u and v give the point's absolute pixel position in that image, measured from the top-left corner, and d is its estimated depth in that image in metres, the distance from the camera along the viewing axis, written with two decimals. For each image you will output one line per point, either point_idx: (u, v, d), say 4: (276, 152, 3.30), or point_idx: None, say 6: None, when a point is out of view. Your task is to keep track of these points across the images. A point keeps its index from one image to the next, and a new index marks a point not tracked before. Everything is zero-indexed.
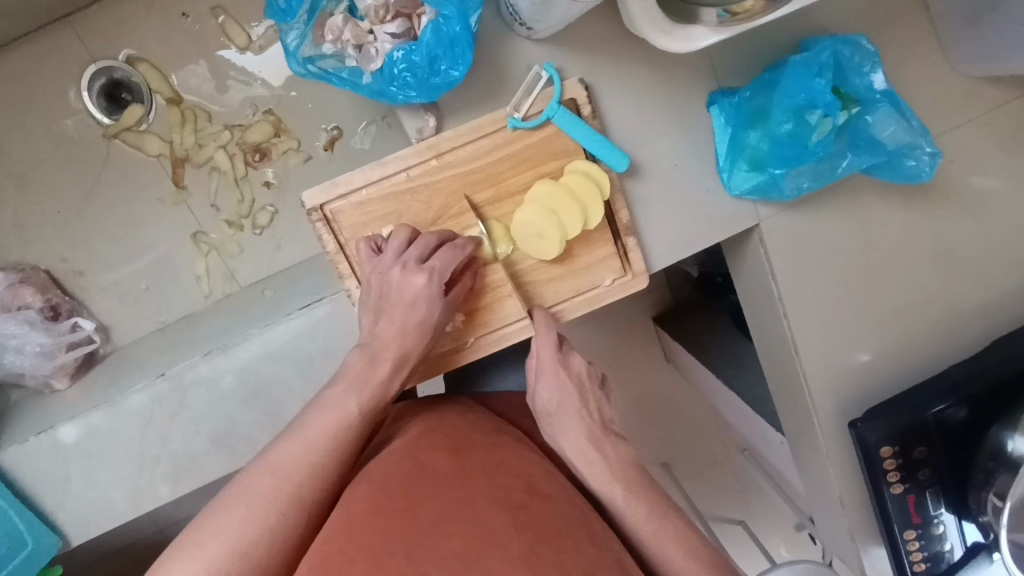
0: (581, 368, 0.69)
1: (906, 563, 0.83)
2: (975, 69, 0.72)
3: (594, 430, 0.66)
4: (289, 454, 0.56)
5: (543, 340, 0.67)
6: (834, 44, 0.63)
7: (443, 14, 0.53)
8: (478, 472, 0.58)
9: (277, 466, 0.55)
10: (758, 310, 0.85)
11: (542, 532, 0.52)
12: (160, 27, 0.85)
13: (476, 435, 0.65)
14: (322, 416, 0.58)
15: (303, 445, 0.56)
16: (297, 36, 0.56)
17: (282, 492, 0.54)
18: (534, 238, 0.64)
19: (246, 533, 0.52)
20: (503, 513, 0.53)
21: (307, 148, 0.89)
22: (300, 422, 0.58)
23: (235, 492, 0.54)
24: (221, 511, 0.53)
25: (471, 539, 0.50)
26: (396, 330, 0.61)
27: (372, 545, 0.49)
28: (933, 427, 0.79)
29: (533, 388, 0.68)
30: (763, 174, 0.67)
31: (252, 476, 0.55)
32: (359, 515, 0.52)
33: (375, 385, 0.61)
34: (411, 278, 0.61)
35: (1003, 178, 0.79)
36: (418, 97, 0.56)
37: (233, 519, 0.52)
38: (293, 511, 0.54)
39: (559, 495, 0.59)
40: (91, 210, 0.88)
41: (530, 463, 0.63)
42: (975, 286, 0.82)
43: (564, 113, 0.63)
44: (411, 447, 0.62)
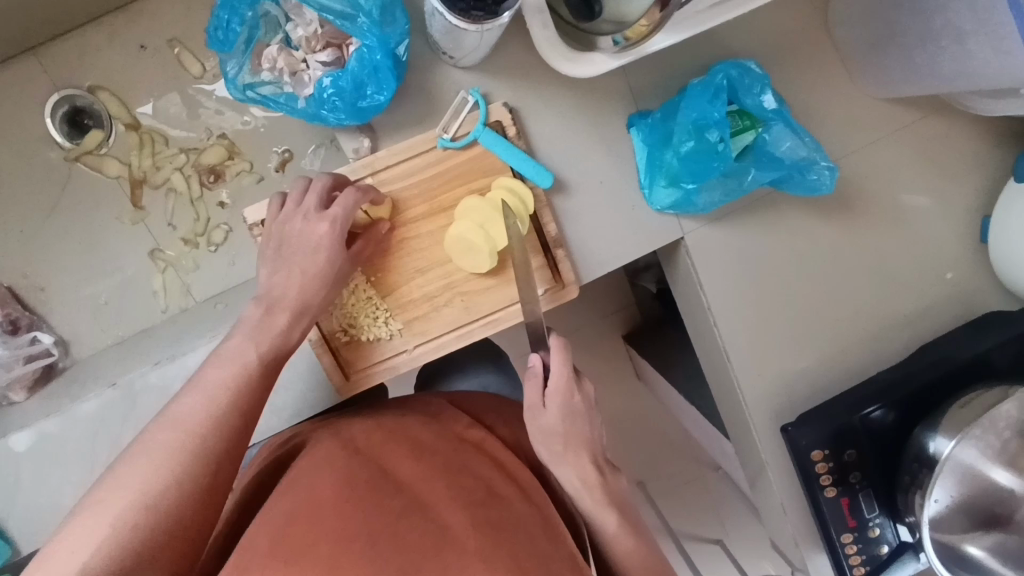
0: (589, 394, 0.71)
1: (846, 567, 0.85)
2: (875, 91, 0.78)
3: (558, 429, 0.67)
4: (192, 405, 0.54)
5: (556, 361, 0.67)
6: (726, 68, 0.69)
7: (365, 45, 0.58)
8: (441, 470, 0.61)
9: (184, 419, 0.53)
10: (694, 320, 0.89)
11: (498, 525, 0.56)
12: (121, 58, 0.91)
13: (441, 432, 0.68)
14: (221, 369, 0.57)
15: (203, 395, 0.55)
16: (236, 65, 0.62)
17: (186, 444, 0.51)
18: (461, 250, 0.69)
19: (155, 489, 0.49)
20: (462, 507, 0.57)
21: (260, 169, 0.93)
22: (199, 377, 0.56)
23: (138, 447, 0.51)
24: (127, 463, 0.50)
25: (429, 533, 0.53)
26: (292, 280, 0.63)
27: (334, 530, 0.52)
28: (862, 431, 0.83)
29: (540, 406, 0.67)
30: (679, 190, 0.71)
31: (159, 429, 0.52)
32: (324, 500, 0.55)
33: (274, 334, 0.61)
34: (312, 228, 0.64)
35: (916, 193, 0.84)
36: (348, 119, 0.61)
37: (139, 472, 0.49)
38: (200, 463, 0.51)
39: (517, 491, 0.63)
40: (54, 229, 0.92)
41: (491, 460, 0.67)
42: (897, 294, 0.86)
43: (489, 133, 0.67)
44: (375, 442, 0.64)
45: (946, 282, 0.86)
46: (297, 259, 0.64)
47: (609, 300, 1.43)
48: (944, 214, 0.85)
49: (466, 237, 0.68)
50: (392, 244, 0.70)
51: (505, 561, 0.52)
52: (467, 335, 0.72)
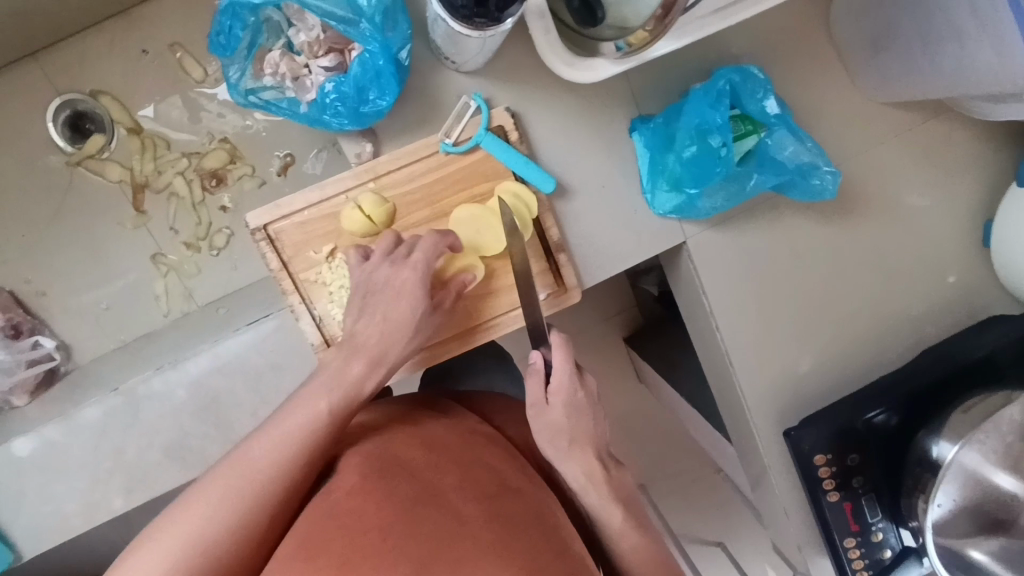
0: (592, 389, 0.69)
1: (849, 572, 0.85)
2: (876, 94, 0.78)
3: (564, 426, 0.67)
4: (284, 432, 0.58)
5: (558, 360, 0.66)
6: (728, 73, 0.68)
7: (368, 50, 0.58)
8: (453, 464, 0.61)
9: (268, 444, 0.58)
10: (696, 323, 0.88)
11: (511, 517, 0.55)
12: (122, 63, 0.91)
13: (453, 429, 0.68)
14: (316, 399, 0.60)
15: (295, 427, 0.58)
16: (239, 70, 0.62)
17: (273, 468, 0.57)
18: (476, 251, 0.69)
19: (240, 505, 0.55)
20: (475, 499, 0.56)
21: (262, 173, 0.93)
22: (295, 402, 0.60)
23: (228, 464, 0.57)
24: (187, 508, 0.55)
25: (441, 524, 0.52)
26: (376, 326, 0.64)
27: (349, 528, 0.52)
28: (865, 434, 0.82)
29: (544, 406, 0.67)
30: (681, 195, 0.71)
31: (247, 451, 0.57)
32: (341, 500, 0.55)
33: (348, 383, 0.61)
34: (398, 273, 0.64)
35: (918, 196, 0.84)
36: (350, 124, 0.61)
37: (199, 515, 0.54)
38: (282, 487, 0.57)
39: (532, 487, 0.62)
40: (56, 234, 0.92)
41: (506, 455, 0.66)
42: (900, 297, 0.86)
43: (491, 138, 0.67)
44: (392, 438, 0.64)
45: (948, 285, 0.86)
46: (383, 304, 0.64)
47: (610, 302, 1.43)
48: (946, 217, 0.85)
49: (486, 233, 0.68)
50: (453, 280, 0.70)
51: (518, 551, 0.51)
52: (471, 339, 0.72)
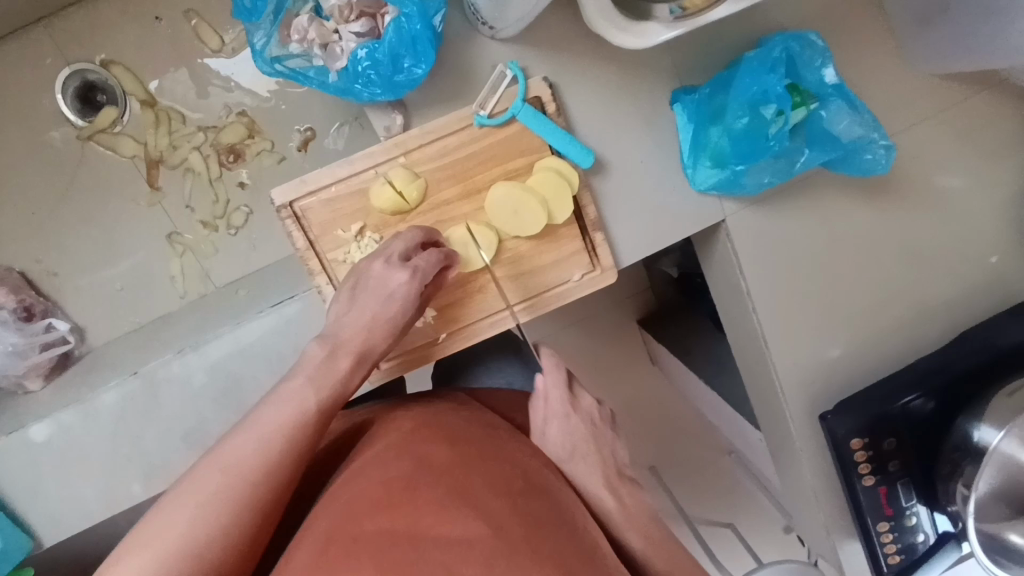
0: (591, 409, 0.71)
1: (881, 556, 0.84)
2: (928, 66, 0.74)
3: (564, 454, 0.68)
4: (241, 449, 0.53)
5: (551, 379, 0.70)
6: (785, 40, 0.66)
7: (404, 13, 0.55)
8: (476, 461, 0.59)
9: (228, 462, 0.53)
10: (729, 305, 0.86)
11: (541, 523, 0.53)
12: (134, 31, 0.86)
13: (470, 427, 0.66)
14: (277, 410, 0.56)
15: (256, 440, 0.54)
16: (264, 36, 0.58)
17: (234, 490, 0.52)
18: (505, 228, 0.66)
19: (239, 497, 0.52)
20: (502, 500, 0.54)
21: (281, 149, 0.90)
22: (254, 417, 0.56)
23: (184, 489, 0.52)
24: (174, 506, 0.50)
25: (474, 522, 0.50)
26: (360, 326, 0.62)
27: (376, 535, 0.49)
28: (902, 418, 0.80)
29: (542, 432, 0.69)
30: (725, 171, 0.68)
31: (202, 471, 0.52)
32: (362, 508, 0.52)
33: (335, 379, 0.59)
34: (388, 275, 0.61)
35: (965, 176, 0.81)
36: (383, 94, 0.58)
37: (185, 516, 0.50)
38: (247, 512, 0.51)
39: (553, 488, 0.61)
40: (66, 212, 0.88)
41: (523, 453, 0.65)
42: (940, 280, 0.83)
43: (528, 110, 0.64)
44: (407, 439, 0.62)
45: (990, 267, 0.84)
46: (372, 307, 0.62)
47: (627, 286, 1.40)
48: (990, 196, 0.82)
49: (525, 213, 0.65)
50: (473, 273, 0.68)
51: (552, 559, 0.49)
52: (503, 321, 0.70)
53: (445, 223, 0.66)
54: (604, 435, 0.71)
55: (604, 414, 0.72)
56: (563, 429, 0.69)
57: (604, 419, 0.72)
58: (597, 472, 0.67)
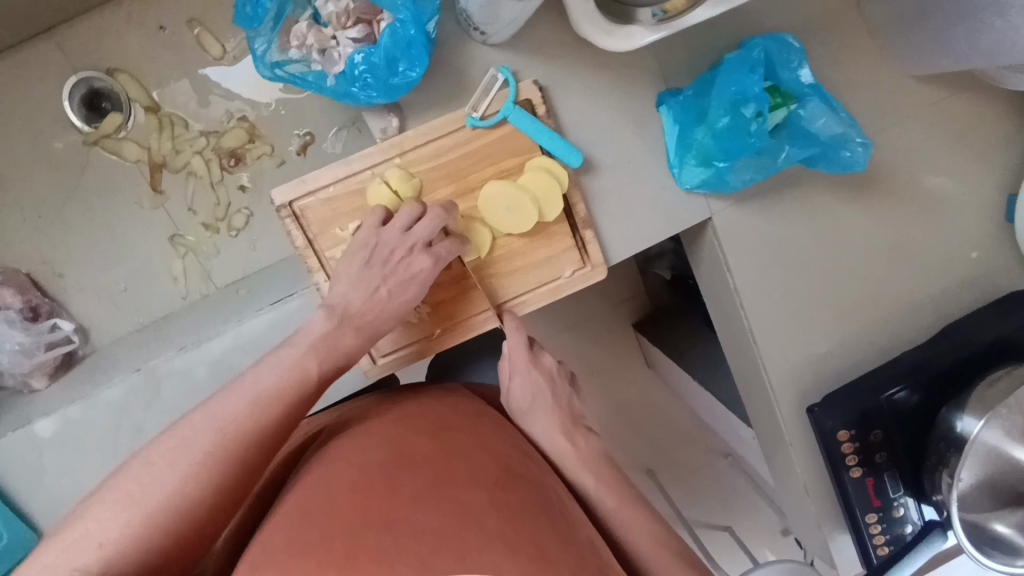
0: (552, 365, 0.73)
1: (871, 548, 0.85)
2: (905, 68, 0.77)
3: (525, 407, 0.70)
4: (234, 409, 0.55)
5: (511, 341, 0.70)
6: (764, 42, 0.69)
7: (399, 19, 0.57)
8: (458, 454, 0.60)
9: (221, 422, 0.54)
10: (718, 302, 0.88)
11: (517, 511, 0.54)
12: (138, 39, 0.89)
13: (456, 419, 0.68)
14: (274, 375, 0.57)
15: (250, 400, 0.56)
16: (265, 42, 0.61)
17: (224, 450, 0.53)
18: (500, 223, 0.68)
19: (227, 450, 0.53)
20: (480, 490, 0.55)
21: (281, 152, 0.93)
22: (249, 377, 0.57)
23: (173, 436, 0.53)
24: (163, 450, 0.53)
25: (449, 514, 0.51)
26: (372, 302, 0.63)
27: (352, 524, 0.50)
28: (888, 412, 0.82)
29: (507, 386, 0.71)
30: (709, 169, 0.71)
31: (195, 426, 0.54)
32: (342, 494, 0.54)
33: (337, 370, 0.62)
34: (418, 260, 0.64)
35: (945, 173, 0.83)
36: (380, 97, 0.60)
37: (172, 461, 0.52)
38: (233, 464, 0.53)
39: (533, 478, 0.62)
40: (71, 216, 0.91)
41: (508, 444, 0.66)
42: (923, 276, 0.85)
43: (519, 112, 0.66)
44: (390, 432, 0.64)
45: (971, 263, 0.86)
46: (391, 285, 0.64)
47: (622, 288, 1.42)
48: (970, 193, 0.84)
49: (519, 212, 0.67)
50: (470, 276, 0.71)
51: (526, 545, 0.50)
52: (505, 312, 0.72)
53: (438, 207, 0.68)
54: (563, 391, 0.73)
55: (564, 372, 0.74)
56: (526, 386, 0.70)
57: (563, 376, 0.73)
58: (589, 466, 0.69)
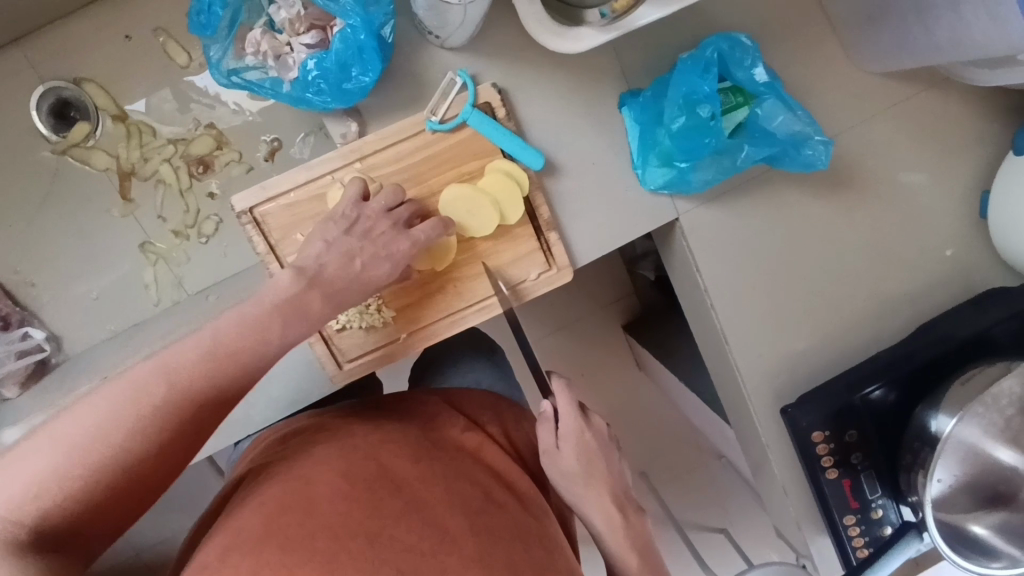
0: (601, 429, 0.70)
1: (849, 549, 0.84)
2: (869, 64, 0.77)
3: (577, 472, 0.66)
4: (188, 361, 0.47)
5: (563, 405, 0.68)
6: (716, 40, 0.68)
7: (349, 25, 0.58)
8: (440, 470, 0.60)
9: (175, 376, 0.46)
10: (691, 303, 0.88)
11: (496, 533, 0.56)
12: (107, 49, 0.89)
13: (434, 433, 0.68)
14: (236, 329, 0.51)
15: (206, 356, 0.48)
16: (220, 49, 0.61)
17: (170, 408, 0.46)
18: (462, 221, 0.68)
19: (173, 411, 0.46)
20: (462, 509, 0.56)
21: (249, 159, 0.93)
22: (205, 329, 0.50)
23: (107, 390, 0.45)
24: (91, 407, 0.44)
25: (431, 534, 0.53)
26: (347, 271, 0.59)
27: (336, 528, 0.51)
28: (863, 411, 0.82)
29: (555, 449, 0.67)
30: (672, 169, 0.70)
31: (140, 377, 0.45)
32: (322, 498, 0.54)
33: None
34: (393, 240, 0.62)
35: (916, 170, 0.83)
36: (335, 102, 0.60)
37: (103, 418, 0.43)
38: (182, 432, 0.46)
39: (511, 498, 0.62)
40: (43, 226, 0.91)
41: (485, 462, 0.67)
42: (897, 274, 0.85)
43: (477, 114, 0.66)
44: (371, 439, 0.63)
45: (945, 260, 0.85)
46: (364, 256, 0.60)
47: (608, 290, 1.41)
48: (943, 189, 0.83)
49: (479, 214, 0.67)
50: (435, 281, 0.71)
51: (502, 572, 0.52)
52: (470, 316, 0.72)
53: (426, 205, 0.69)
54: (613, 456, 0.70)
55: (612, 436, 0.71)
56: (576, 449, 0.67)
57: (611, 440, 0.71)
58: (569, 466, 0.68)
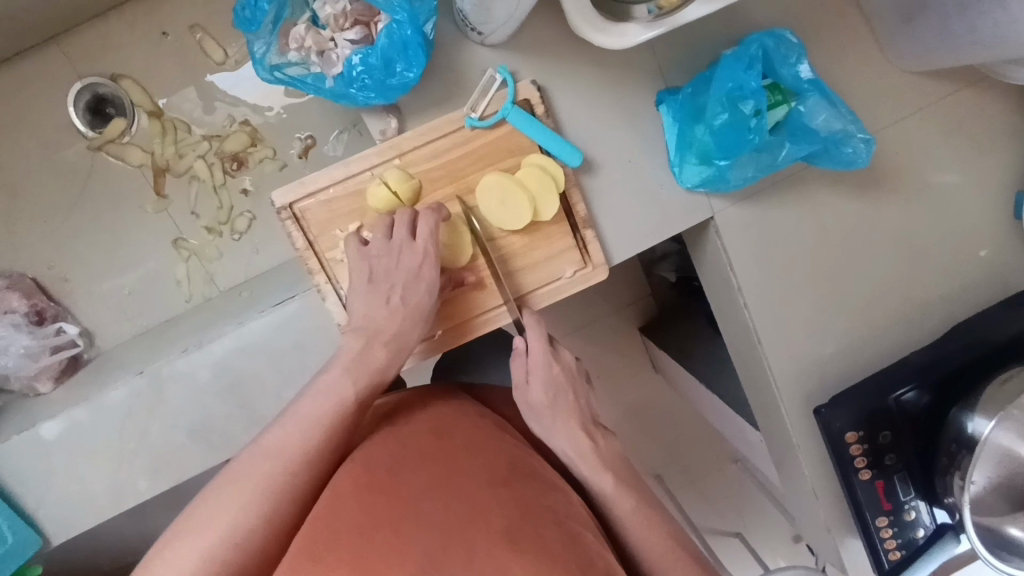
0: (571, 363, 0.70)
1: (881, 552, 0.83)
2: (907, 63, 0.76)
3: (545, 404, 0.67)
4: (284, 441, 0.59)
5: (534, 341, 0.68)
6: (761, 37, 0.68)
7: (395, 20, 0.57)
8: (463, 452, 0.59)
9: (273, 455, 0.58)
10: (722, 302, 0.87)
11: (523, 506, 0.53)
12: (142, 46, 0.90)
13: (461, 418, 0.66)
14: (316, 403, 0.61)
15: (298, 433, 0.59)
16: (264, 45, 0.62)
17: (275, 479, 0.57)
18: (499, 209, 0.67)
19: (276, 484, 0.57)
20: (486, 487, 0.54)
21: (283, 156, 0.93)
22: (293, 408, 0.61)
23: (230, 476, 0.57)
24: (222, 491, 0.56)
25: (455, 512, 0.50)
26: (389, 312, 0.64)
27: (360, 523, 0.50)
28: (897, 413, 0.81)
29: (525, 384, 0.68)
30: (709, 167, 0.70)
31: (248, 462, 0.58)
32: (348, 499, 0.53)
33: (360, 367, 0.63)
34: (410, 257, 0.63)
35: (950, 170, 0.82)
36: (377, 97, 0.61)
37: (232, 498, 0.55)
38: (287, 499, 0.57)
39: (540, 476, 0.60)
40: (77, 222, 0.92)
41: (513, 444, 0.64)
42: (931, 274, 0.84)
43: (517, 111, 0.66)
44: (395, 433, 0.62)
45: (979, 260, 0.85)
46: (399, 289, 0.64)
47: (626, 292, 1.39)
48: (977, 190, 0.83)
49: (512, 204, 0.67)
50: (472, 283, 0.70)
51: (533, 540, 0.48)
52: (499, 317, 0.71)
53: (463, 198, 0.68)
54: (580, 386, 0.70)
55: (581, 369, 0.71)
56: (545, 384, 0.67)
57: (580, 373, 0.71)
58: (604, 444, 0.67)
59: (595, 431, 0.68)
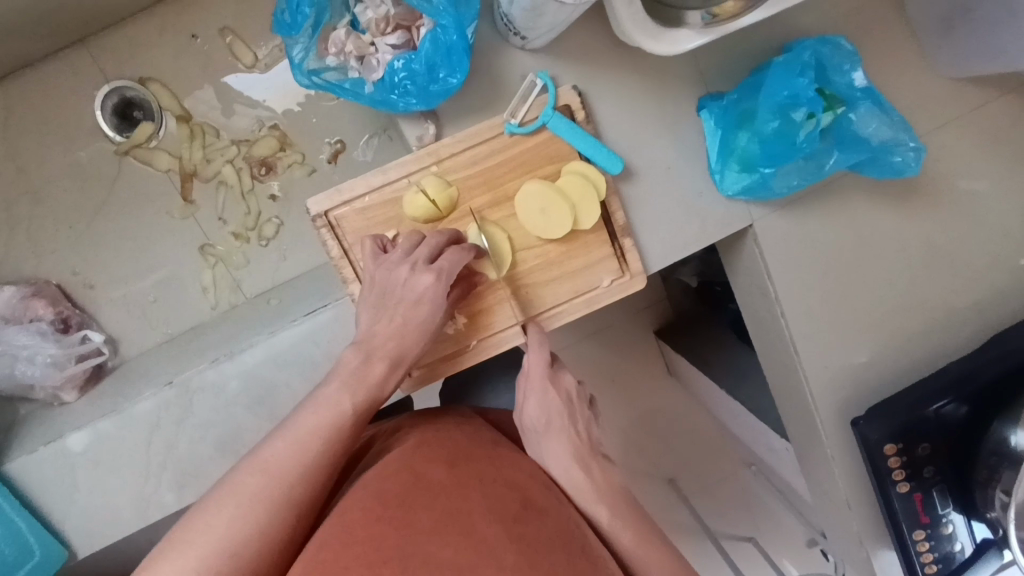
0: (571, 388, 0.67)
1: (918, 565, 0.82)
2: (952, 70, 0.75)
3: (540, 428, 0.65)
4: (284, 454, 0.55)
5: (533, 359, 0.66)
6: (814, 45, 0.67)
7: (440, 24, 0.56)
8: (474, 480, 0.56)
9: (267, 466, 0.54)
10: (756, 311, 0.86)
11: (536, 546, 0.50)
12: (171, 49, 0.89)
13: (473, 444, 0.64)
14: (315, 414, 0.57)
15: (296, 446, 0.55)
16: (302, 49, 0.60)
17: (273, 491, 0.53)
18: (538, 219, 0.66)
19: (273, 496, 0.53)
20: (498, 522, 0.52)
21: (311, 161, 0.92)
22: (292, 421, 0.57)
23: (224, 490, 0.53)
24: (214, 506, 0.52)
25: (465, 551, 0.48)
26: (389, 326, 0.61)
27: (367, 556, 0.47)
28: (935, 425, 0.79)
29: (520, 406, 0.66)
30: (753, 175, 0.69)
31: (241, 474, 0.54)
32: (355, 526, 0.51)
33: (383, 383, 0.61)
34: (422, 278, 0.61)
35: (990, 179, 0.80)
36: (418, 103, 0.59)
37: (223, 513, 0.51)
38: (284, 513, 0.53)
39: (554, 508, 0.57)
40: (102, 227, 0.91)
41: (526, 470, 0.62)
42: (969, 284, 0.83)
43: (558, 118, 0.65)
44: (408, 456, 0.60)
45: (1017, 270, 0.83)
46: (401, 310, 0.61)
47: (645, 296, 1.38)
48: (1016, 198, 0.81)
49: (552, 215, 0.66)
50: (490, 295, 0.69)
51: None
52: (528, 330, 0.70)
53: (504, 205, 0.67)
54: (580, 413, 0.67)
55: (583, 394, 0.68)
56: (541, 406, 0.65)
57: (582, 398, 0.68)
58: (601, 475, 0.63)
59: (592, 461, 0.64)
